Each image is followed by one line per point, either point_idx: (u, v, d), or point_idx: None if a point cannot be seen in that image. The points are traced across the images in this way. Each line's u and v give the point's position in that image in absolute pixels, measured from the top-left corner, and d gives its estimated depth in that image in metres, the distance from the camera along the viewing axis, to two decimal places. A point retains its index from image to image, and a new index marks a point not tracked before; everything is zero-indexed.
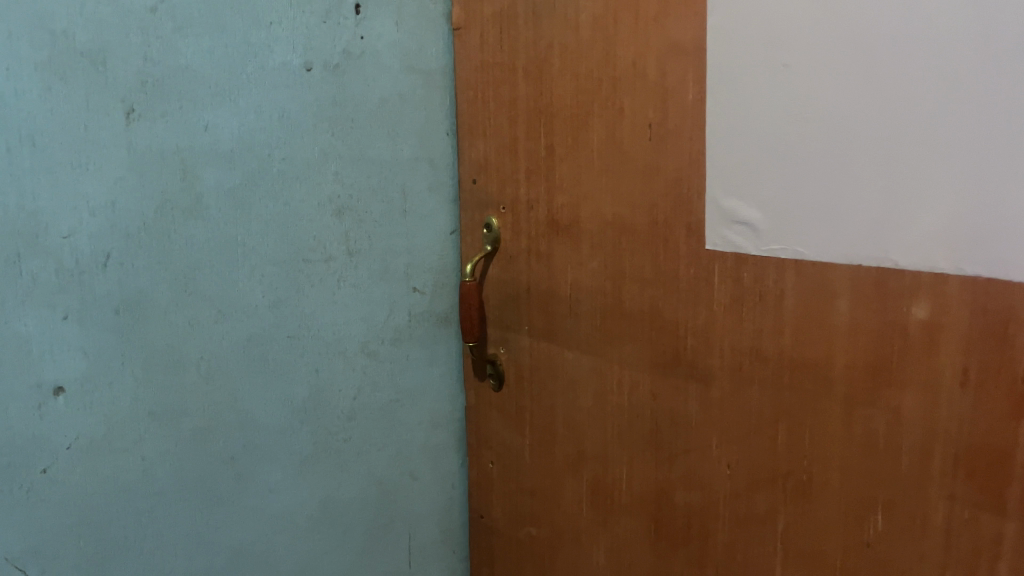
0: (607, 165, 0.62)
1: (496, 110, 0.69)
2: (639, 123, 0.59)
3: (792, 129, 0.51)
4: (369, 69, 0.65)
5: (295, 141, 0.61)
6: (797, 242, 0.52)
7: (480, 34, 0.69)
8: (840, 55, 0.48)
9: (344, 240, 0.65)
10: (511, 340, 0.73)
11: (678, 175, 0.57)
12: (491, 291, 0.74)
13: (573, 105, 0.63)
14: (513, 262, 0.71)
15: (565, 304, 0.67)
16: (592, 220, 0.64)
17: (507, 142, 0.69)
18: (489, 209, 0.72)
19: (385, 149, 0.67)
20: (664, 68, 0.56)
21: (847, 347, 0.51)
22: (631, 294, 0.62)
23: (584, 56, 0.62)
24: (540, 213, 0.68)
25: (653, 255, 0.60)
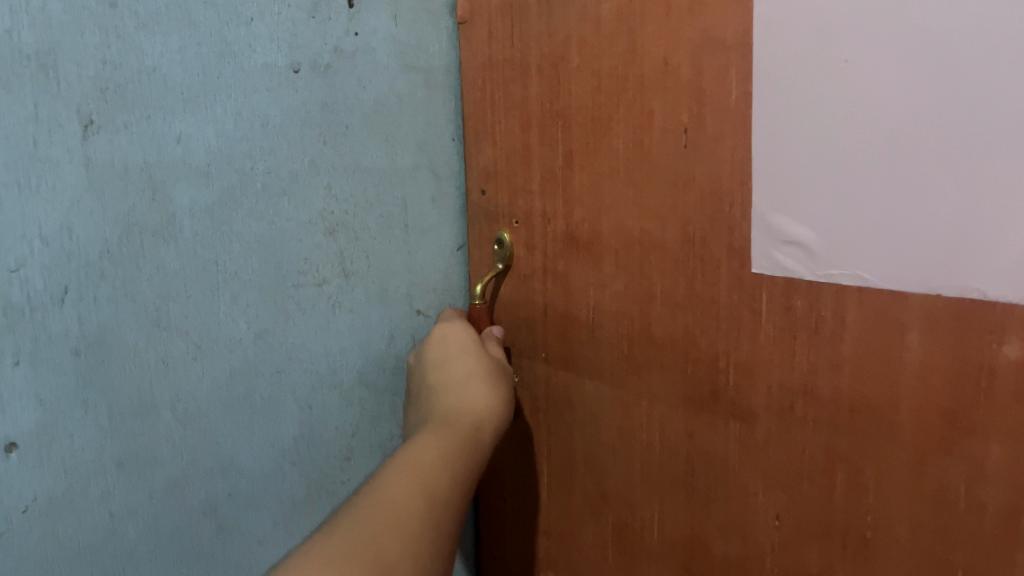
0: (632, 175, 0.55)
1: (506, 113, 0.62)
2: (670, 128, 0.52)
3: (851, 134, 0.44)
4: (362, 69, 0.59)
5: (281, 152, 0.54)
6: (859, 266, 0.45)
7: (487, 28, 0.62)
8: (911, 52, 0.41)
9: (338, 261, 0.58)
10: (525, 367, 0.68)
11: (716, 188, 0.50)
12: (504, 312, 0.68)
13: (593, 108, 0.56)
14: (525, 281, 0.65)
15: (586, 329, 0.61)
16: (615, 236, 0.57)
17: (519, 148, 0.62)
18: (499, 222, 0.66)
19: (382, 157, 0.60)
20: (699, 65, 0.49)
21: (916, 390, 0.44)
22: (660, 319, 0.56)
23: (605, 53, 0.55)
24: (557, 228, 0.61)
25: (685, 277, 0.53)
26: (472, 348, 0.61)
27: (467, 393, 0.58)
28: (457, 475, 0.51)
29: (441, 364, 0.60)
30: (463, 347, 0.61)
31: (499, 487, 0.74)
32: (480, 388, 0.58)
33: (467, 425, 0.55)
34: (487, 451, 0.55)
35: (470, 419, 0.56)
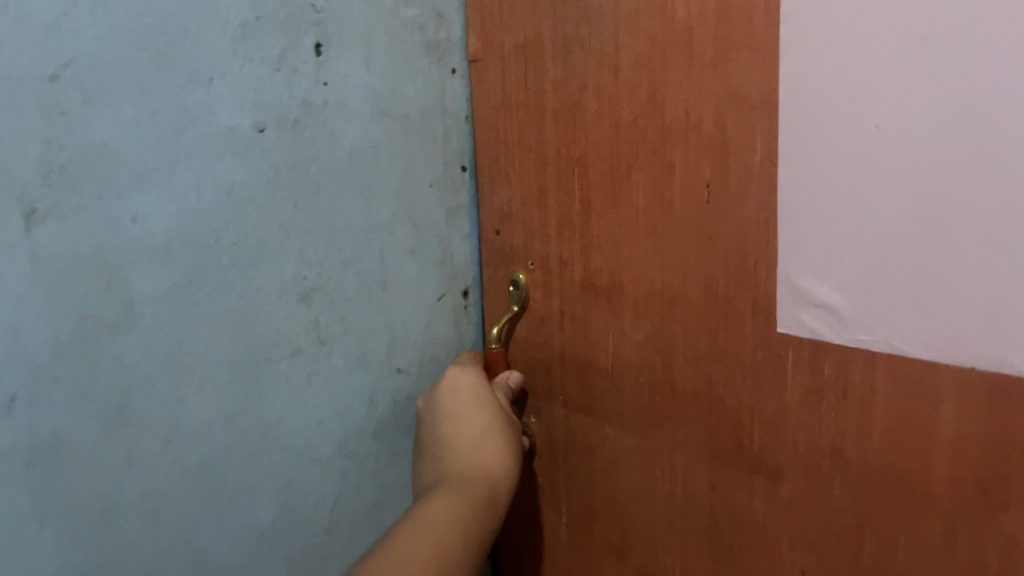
0: (653, 226, 0.52)
1: (519, 156, 0.61)
2: (693, 182, 0.49)
3: (881, 193, 0.40)
4: (334, 122, 0.55)
5: (247, 220, 0.50)
6: (892, 334, 0.41)
7: (501, 70, 0.61)
8: (947, 109, 0.37)
9: (312, 328, 0.55)
10: (543, 410, 0.65)
11: (744, 242, 0.47)
12: (521, 354, 0.66)
13: (612, 155, 0.54)
14: (542, 324, 0.63)
15: (605, 375, 0.58)
16: (635, 285, 0.54)
17: (535, 191, 0.60)
18: (515, 264, 0.64)
19: (356, 213, 0.57)
20: (724, 120, 0.46)
21: (951, 459, 0.40)
22: (682, 370, 0.52)
23: (625, 102, 0.52)
24: (575, 273, 0.59)
25: (709, 329, 0.50)
26: (486, 400, 0.58)
27: (479, 453, 0.55)
28: (472, 538, 0.48)
29: (453, 418, 0.57)
30: (477, 398, 0.58)
31: (518, 529, 0.72)
32: (494, 448, 0.55)
33: (482, 485, 0.53)
34: (502, 512, 0.52)
35: (483, 479, 0.53)
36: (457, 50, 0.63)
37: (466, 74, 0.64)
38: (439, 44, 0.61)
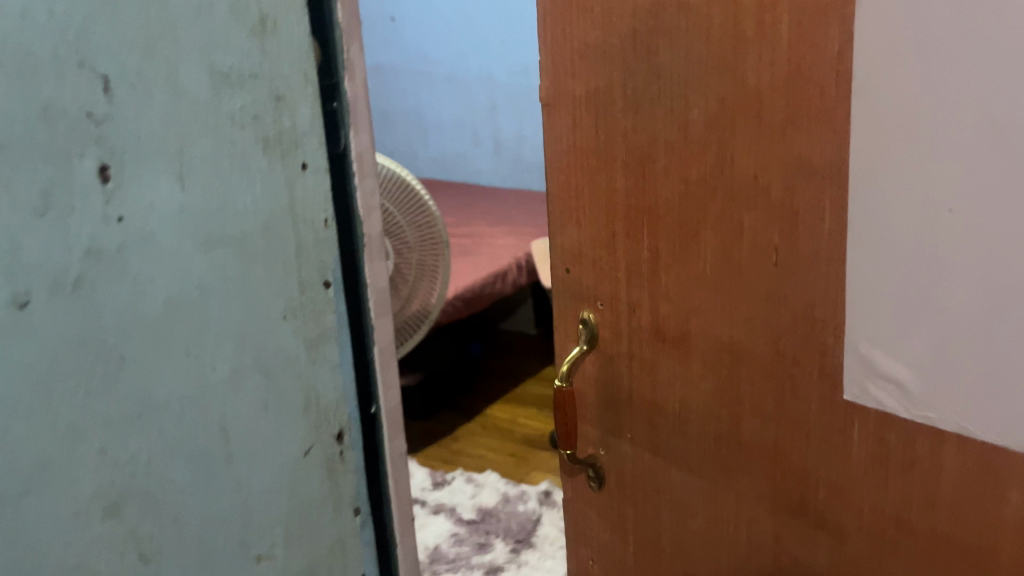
0: (724, 281, 0.69)
1: (591, 205, 0.79)
2: (764, 243, 0.64)
3: (936, 293, 0.52)
4: (139, 267, 0.41)
5: (13, 434, 0.36)
6: (928, 407, 0.56)
7: (573, 116, 0.78)
8: (1010, 234, 0.48)
9: (133, 544, 0.42)
10: (614, 444, 0.87)
11: (808, 311, 0.63)
12: (597, 389, 0.87)
13: (682, 216, 0.70)
14: (610, 362, 0.84)
15: (674, 422, 0.79)
16: (704, 340, 0.73)
17: (604, 237, 0.79)
18: (585, 303, 0.85)
19: (183, 378, 0.43)
20: (791, 185, 0.61)
21: (995, 537, 0.55)
22: (749, 427, 0.71)
23: (693, 162, 0.68)
24: (644, 317, 0.78)
25: (777, 387, 0.67)
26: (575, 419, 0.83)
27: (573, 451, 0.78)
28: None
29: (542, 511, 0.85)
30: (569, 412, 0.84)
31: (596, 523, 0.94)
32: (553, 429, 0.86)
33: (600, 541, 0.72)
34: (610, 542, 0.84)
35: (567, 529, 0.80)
36: (312, 138, 0.50)
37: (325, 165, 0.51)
38: (289, 133, 0.48)
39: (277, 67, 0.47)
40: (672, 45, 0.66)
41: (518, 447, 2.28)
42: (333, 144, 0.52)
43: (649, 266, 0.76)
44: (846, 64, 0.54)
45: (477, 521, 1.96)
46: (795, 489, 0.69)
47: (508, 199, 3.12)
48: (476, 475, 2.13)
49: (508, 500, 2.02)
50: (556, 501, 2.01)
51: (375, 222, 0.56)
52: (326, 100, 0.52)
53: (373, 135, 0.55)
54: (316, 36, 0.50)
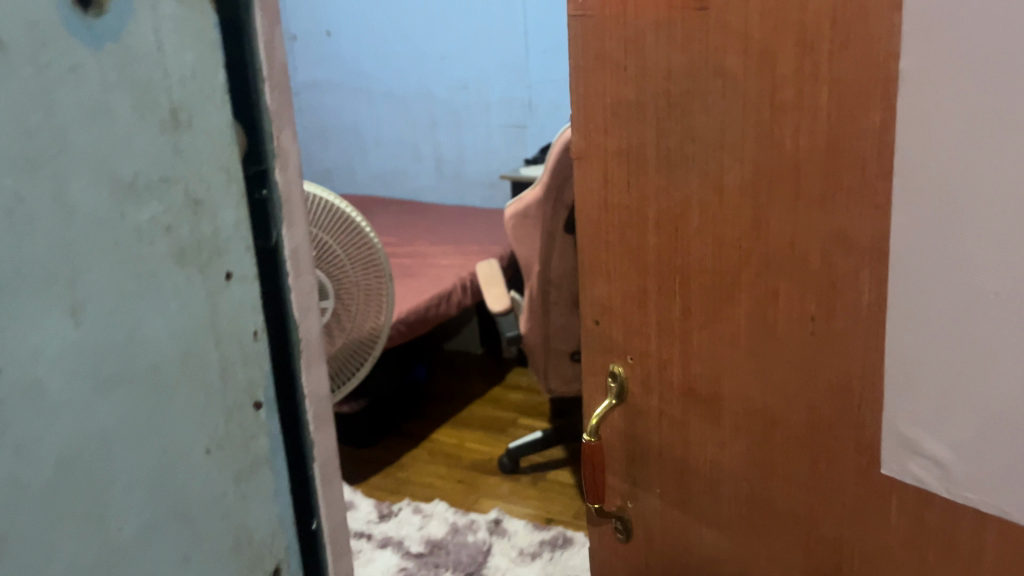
0: (756, 347, 0.62)
1: (621, 259, 0.73)
2: (800, 312, 0.58)
3: (994, 367, 0.45)
4: (22, 429, 0.34)
5: None
6: (982, 493, 0.48)
7: (604, 169, 0.71)
8: None
9: None
10: (642, 496, 0.80)
11: (843, 382, 0.56)
12: (624, 439, 0.80)
13: (716, 272, 0.63)
14: (640, 417, 0.77)
15: (703, 480, 0.71)
16: (736, 402, 0.66)
17: (637, 292, 0.72)
18: (615, 357, 0.78)
19: (82, 548, 0.37)
20: (830, 259, 0.54)
21: None
22: (779, 489, 0.64)
23: (730, 223, 0.61)
24: (675, 378, 0.71)
25: (812, 454, 0.60)
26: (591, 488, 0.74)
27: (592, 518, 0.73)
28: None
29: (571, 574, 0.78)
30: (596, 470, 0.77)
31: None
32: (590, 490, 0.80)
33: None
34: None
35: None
36: (238, 245, 0.44)
37: (253, 271, 0.45)
38: (212, 241, 0.42)
39: (195, 166, 0.41)
40: (707, 109, 0.59)
41: (463, 473, 2.41)
42: (262, 244, 0.47)
43: (681, 325, 0.69)
44: (889, 135, 0.48)
45: (426, 553, 2.02)
46: (832, 556, 0.62)
47: (457, 219, 3.11)
48: (424, 504, 2.21)
49: (458, 530, 2.09)
50: (505, 530, 2.08)
51: (312, 324, 0.51)
52: (255, 189, 0.46)
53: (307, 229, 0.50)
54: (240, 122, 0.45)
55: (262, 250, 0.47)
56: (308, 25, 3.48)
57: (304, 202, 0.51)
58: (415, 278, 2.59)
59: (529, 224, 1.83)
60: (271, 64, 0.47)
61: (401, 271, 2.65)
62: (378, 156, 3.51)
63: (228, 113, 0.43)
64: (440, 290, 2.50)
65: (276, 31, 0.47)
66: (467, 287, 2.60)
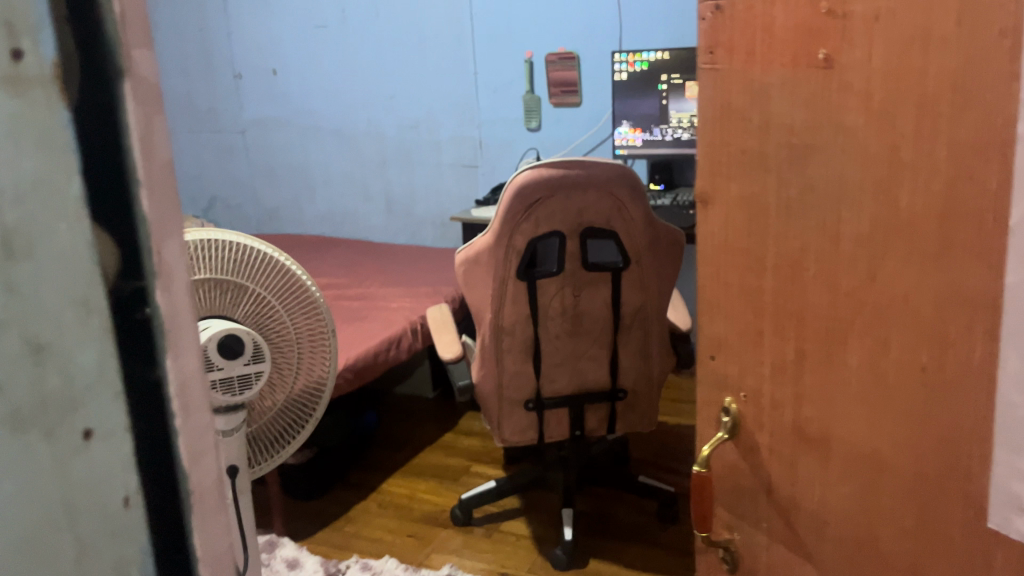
0: (866, 393, 0.58)
1: (740, 297, 0.65)
2: (909, 362, 0.55)
3: None
4: None
5: None
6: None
7: (727, 213, 0.64)
8: None
9: None
10: (747, 530, 0.71)
11: (950, 434, 0.53)
12: (732, 475, 0.71)
13: (829, 318, 0.59)
14: (753, 455, 0.68)
15: (811, 520, 0.65)
16: (845, 446, 0.60)
17: (753, 334, 0.65)
18: (728, 390, 0.69)
19: None
20: (944, 315, 0.52)
21: None
22: (888, 539, 0.59)
23: (844, 271, 0.57)
24: (785, 418, 0.64)
25: (918, 504, 0.56)
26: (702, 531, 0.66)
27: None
28: None
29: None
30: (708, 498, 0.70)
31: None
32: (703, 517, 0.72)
33: None
34: None
35: None
36: (100, 395, 0.43)
37: (122, 421, 0.44)
38: (66, 390, 0.41)
39: (40, 314, 0.39)
40: (827, 163, 0.56)
41: (412, 525, 2.31)
42: (140, 369, 0.45)
43: (794, 367, 0.62)
44: (1005, 210, 0.47)
45: None
46: None
47: (405, 262, 3.01)
48: (372, 561, 2.09)
49: None
50: None
51: (203, 471, 0.51)
52: (137, 308, 0.45)
53: (199, 357, 0.50)
54: (116, 235, 0.43)
55: (138, 379, 0.45)
56: (256, 63, 3.39)
57: (191, 328, 0.50)
58: (364, 322, 2.49)
59: (481, 271, 1.70)
60: (149, 163, 0.45)
61: (351, 314, 2.56)
62: (326, 196, 3.41)
63: (90, 241, 0.41)
64: (393, 334, 2.42)
65: (154, 123, 0.46)
66: (419, 331, 2.51)
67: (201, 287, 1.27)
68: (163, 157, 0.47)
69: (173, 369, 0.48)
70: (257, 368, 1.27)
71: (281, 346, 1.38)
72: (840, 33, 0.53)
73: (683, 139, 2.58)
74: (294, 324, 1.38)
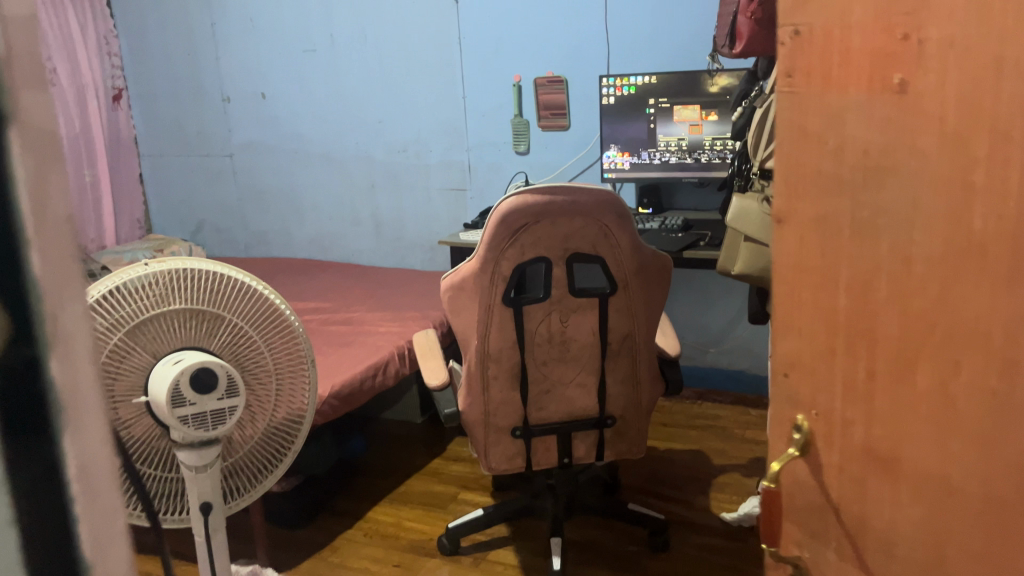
0: (936, 415, 0.59)
1: (811, 316, 0.63)
2: (978, 384, 0.57)
3: None
4: None
5: None
6: None
7: (802, 236, 0.62)
8: None
9: None
10: (813, 553, 0.68)
11: None
12: (800, 497, 0.68)
13: (901, 340, 0.59)
14: (824, 473, 0.66)
15: (881, 541, 0.64)
16: (917, 468, 0.61)
17: (824, 353, 0.63)
18: (798, 408, 0.66)
19: None
20: (1016, 337, 0.55)
21: None
22: (956, 557, 0.61)
23: (915, 292, 0.58)
24: (856, 438, 0.63)
25: (994, 522, 0.58)
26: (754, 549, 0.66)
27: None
28: None
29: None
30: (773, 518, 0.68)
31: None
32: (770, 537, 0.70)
33: None
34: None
35: None
36: None
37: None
38: None
39: None
40: (903, 186, 0.56)
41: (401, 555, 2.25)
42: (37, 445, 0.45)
43: (865, 388, 0.62)
44: None
45: None
46: None
47: (390, 286, 2.97)
48: None
49: None
50: None
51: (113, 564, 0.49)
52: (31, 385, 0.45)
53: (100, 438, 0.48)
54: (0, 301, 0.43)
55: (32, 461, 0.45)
56: (241, 87, 3.36)
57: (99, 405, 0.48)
58: (350, 348, 2.44)
59: (467, 298, 1.66)
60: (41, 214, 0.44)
61: (336, 340, 2.51)
62: (314, 220, 3.37)
63: None
64: (377, 360, 2.37)
65: (51, 172, 0.45)
66: (406, 357, 2.47)
67: (175, 317, 1.21)
68: (60, 229, 0.45)
69: (72, 451, 0.47)
70: (231, 403, 1.23)
71: (258, 378, 1.32)
72: (917, 59, 0.55)
73: (671, 162, 2.57)
74: (272, 354, 1.33)
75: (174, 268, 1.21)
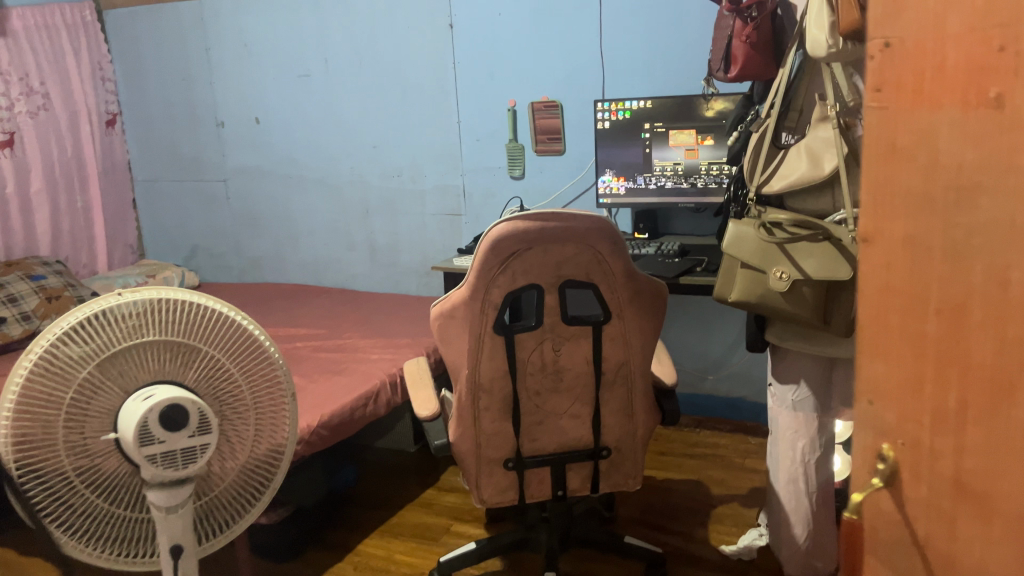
0: None
1: (902, 340, 0.63)
2: None
3: None
4: None
5: None
6: None
7: (891, 255, 0.62)
8: None
9: None
10: None
11: None
12: (887, 528, 0.67)
13: (996, 368, 0.57)
14: (908, 506, 0.65)
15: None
16: (1011, 506, 0.58)
17: (915, 380, 0.62)
18: (886, 437, 0.66)
19: None
20: None
21: None
22: None
23: (1014, 320, 0.55)
24: (945, 470, 0.61)
25: None
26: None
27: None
28: None
29: None
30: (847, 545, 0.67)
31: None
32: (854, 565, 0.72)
33: None
34: None
35: None
36: None
37: None
38: None
39: None
40: (1001, 206, 0.55)
41: None
42: None
43: (956, 418, 0.60)
44: None
45: None
46: None
47: (383, 312, 2.91)
48: None
49: None
50: None
51: None
52: None
53: None
54: None
55: None
56: (232, 112, 3.32)
57: None
58: (343, 376, 2.38)
59: (456, 326, 1.60)
60: None
61: (329, 367, 2.45)
62: (308, 246, 3.31)
63: None
64: (365, 390, 2.29)
65: None
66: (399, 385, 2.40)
67: (148, 349, 1.17)
68: None
69: None
70: (203, 441, 1.20)
71: (236, 412, 1.27)
72: (1012, 69, 0.53)
73: (668, 187, 2.54)
74: (250, 388, 1.28)
75: (152, 299, 1.16)
